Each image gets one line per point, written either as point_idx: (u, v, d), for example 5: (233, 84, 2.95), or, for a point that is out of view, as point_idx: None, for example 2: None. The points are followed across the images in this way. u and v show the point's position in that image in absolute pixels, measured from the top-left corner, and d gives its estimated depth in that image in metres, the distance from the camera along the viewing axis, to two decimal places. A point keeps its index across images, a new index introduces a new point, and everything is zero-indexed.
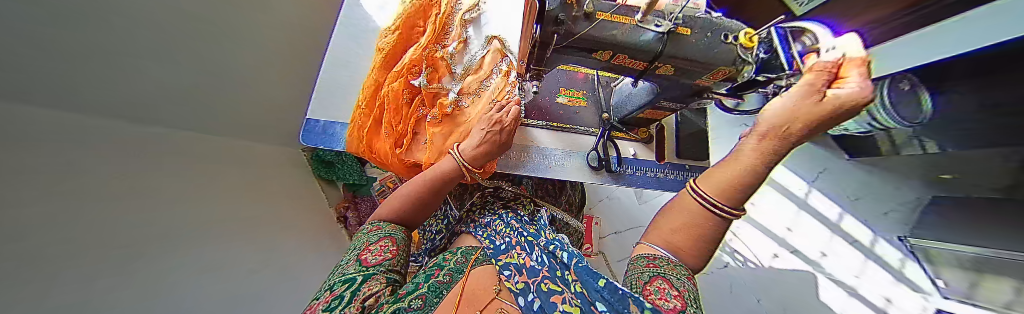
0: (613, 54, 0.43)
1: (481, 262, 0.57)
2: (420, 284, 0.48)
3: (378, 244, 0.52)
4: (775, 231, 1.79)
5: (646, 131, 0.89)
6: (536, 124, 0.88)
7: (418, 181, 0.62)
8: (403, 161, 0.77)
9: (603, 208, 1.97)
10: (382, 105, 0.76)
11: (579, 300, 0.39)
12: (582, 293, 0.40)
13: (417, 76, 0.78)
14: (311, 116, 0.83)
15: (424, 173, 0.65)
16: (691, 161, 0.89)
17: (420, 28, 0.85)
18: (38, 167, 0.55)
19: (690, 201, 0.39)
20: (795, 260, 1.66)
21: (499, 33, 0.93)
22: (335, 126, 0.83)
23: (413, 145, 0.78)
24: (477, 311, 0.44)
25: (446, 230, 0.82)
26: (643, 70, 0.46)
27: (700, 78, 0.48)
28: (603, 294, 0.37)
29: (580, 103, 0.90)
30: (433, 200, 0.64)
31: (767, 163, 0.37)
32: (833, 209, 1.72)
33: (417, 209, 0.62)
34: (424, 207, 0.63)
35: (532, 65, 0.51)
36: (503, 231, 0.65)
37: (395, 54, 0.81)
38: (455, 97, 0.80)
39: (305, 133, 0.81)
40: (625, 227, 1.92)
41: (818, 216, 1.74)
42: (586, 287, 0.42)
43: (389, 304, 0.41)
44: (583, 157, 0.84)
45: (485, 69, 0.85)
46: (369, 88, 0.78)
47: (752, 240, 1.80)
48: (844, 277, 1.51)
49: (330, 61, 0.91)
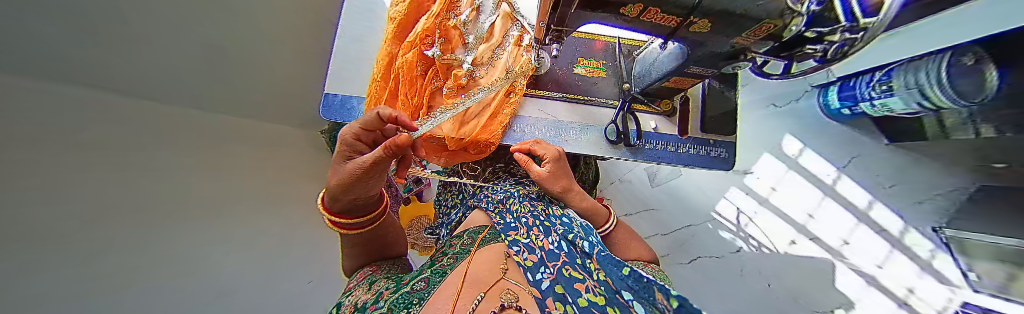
0: (644, 8, 0.39)
1: (489, 241, 0.59)
2: (425, 269, 0.55)
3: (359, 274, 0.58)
4: (793, 216, 1.72)
5: (670, 102, 0.84)
6: (551, 96, 0.86)
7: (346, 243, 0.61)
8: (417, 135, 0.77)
9: (614, 190, 1.96)
10: (396, 76, 0.75)
11: (602, 289, 0.39)
12: (605, 281, 0.42)
13: (431, 47, 0.76)
14: (327, 90, 0.84)
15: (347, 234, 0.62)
16: (716, 135, 0.84)
17: None
18: None
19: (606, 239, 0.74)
20: (812, 246, 1.62)
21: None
22: (352, 100, 0.85)
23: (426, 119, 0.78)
24: (482, 291, 0.42)
25: (461, 204, 0.83)
26: (675, 27, 0.44)
27: (740, 36, 0.45)
28: (626, 281, 0.40)
29: (599, 74, 0.88)
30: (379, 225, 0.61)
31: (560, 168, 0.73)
32: (863, 196, 1.62)
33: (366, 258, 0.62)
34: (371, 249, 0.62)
35: (553, 26, 0.49)
36: (517, 210, 0.65)
37: (408, 23, 0.79)
38: (469, 67, 0.78)
39: (324, 108, 0.82)
40: (635, 210, 1.90)
41: (846, 204, 1.65)
42: (609, 275, 0.43)
43: (388, 292, 0.48)
44: (601, 130, 0.82)
45: (498, 36, 0.83)
46: (383, 59, 0.78)
47: (769, 226, 1.74)
48: (865, 267, 1.49)
49: (343, 33, 0.91)
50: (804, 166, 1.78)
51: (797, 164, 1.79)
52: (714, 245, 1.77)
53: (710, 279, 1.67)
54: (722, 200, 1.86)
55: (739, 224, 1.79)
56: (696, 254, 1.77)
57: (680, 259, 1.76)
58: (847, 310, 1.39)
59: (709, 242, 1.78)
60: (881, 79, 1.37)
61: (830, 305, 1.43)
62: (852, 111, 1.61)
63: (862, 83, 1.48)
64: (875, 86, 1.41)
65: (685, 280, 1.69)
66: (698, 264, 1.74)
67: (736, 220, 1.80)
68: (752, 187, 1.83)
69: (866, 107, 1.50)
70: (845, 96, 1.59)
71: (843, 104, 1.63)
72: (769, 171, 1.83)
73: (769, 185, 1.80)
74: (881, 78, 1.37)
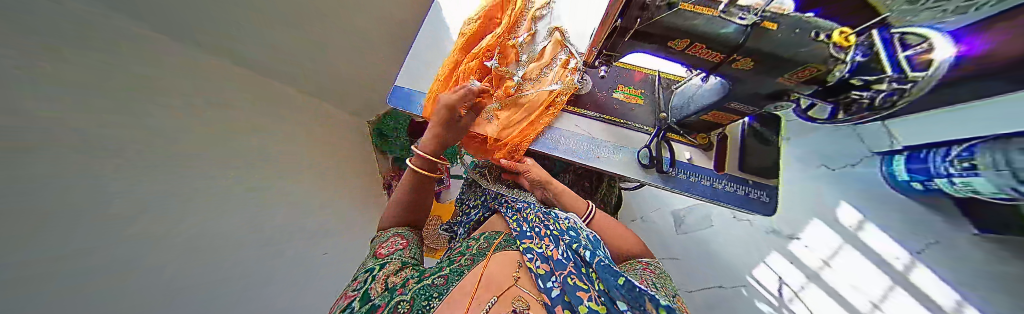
0: (690, 44, 0.44)
1: (504, 247, 0.63)
2: (444, 267, 0.60)
3: (387, 242, 0.66)
4: (854, 302, 1.45)
5: (706, 136, 0.81)
6: (589, 115, 0.88)
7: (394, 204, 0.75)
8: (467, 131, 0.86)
9: (634, 228, 1.88)
10: (456, 79, 0.87)
11: (602, 298, 0.42)
12: (602, 290, 0.43)
13: (491, 59, 0.88)
14: (398, 82, 0.97)
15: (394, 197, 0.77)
16: (756, 175, 0.79)
17: (498, 20, 0.96)
18: None
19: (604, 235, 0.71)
20: None
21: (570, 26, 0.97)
22: (415, 94, 0.96)
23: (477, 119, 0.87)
24: (495, 295, 0.47)
25: (482, 206, 0.87)
26: (719, 62, 0.47)
27: (783, 77, 0.46)
28: (619, 289, 0.41)
29: (636, 100, 0.88)
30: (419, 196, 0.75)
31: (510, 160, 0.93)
32: (948, 295, 1.31)
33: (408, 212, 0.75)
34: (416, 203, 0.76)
35: (604, 51, 0.54)
36: (533, 220, 0.67)
37: (474, 36, 0.93)
38: (519, 80, 0.88)
39: (391, 96, 0.95)
40: (656, 255, 1.78)
41: (925, 298, 1.35)
42: (606, 284, 0.43)
43: (412, 281, 0.53)
44: (633, 152, 0.82)
45: (549, 56, 0.91)
46: (449, 64, 0.92)
47: (821, 307, 1.49)
48: None
49: (420, 37, 1.05)
50: (866, 242, 1.53)
51: (856, 239, 1.56)
52: None
53: None
54: (761, 264, 1.66)
55: (781, 297, 1.57)
56: None
57: None
58: None
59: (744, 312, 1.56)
60: (963, 154, 1.20)
61: None
62: (925, 186, 1.41)
63: (936, 157, 1.32)
64: (952, 161, 1.25)
65: None
66: None
67: (778, 292, 1.58)
68: (797, 256, 1.64)
69: (943, 184, 1.32)
70: (915, 169, 1.42)
71: (914, 177, 1.44)
72: (819, 241, 1.63)
73: (820, 258, 1.59)
74: (962, 154, 1.20)
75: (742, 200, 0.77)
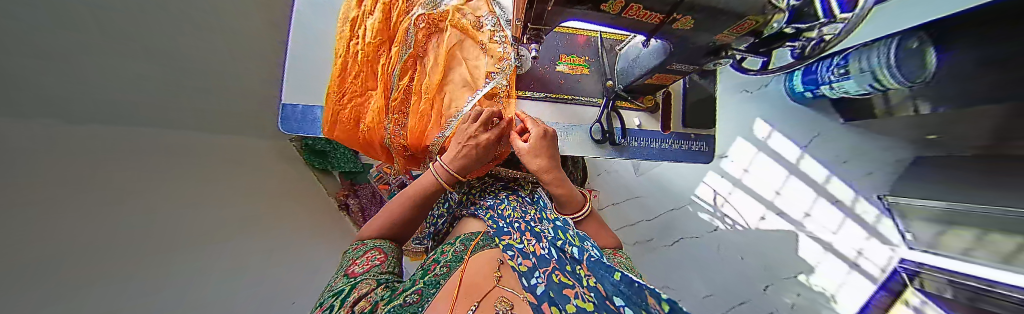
0: (625, 5, 0.32)
1: (483, 247, 0.54)
2: (417, 280, 0.46)
3: (363, 257, 0.48)
4: (764, 195, 1.83)
5: (652, 98, 0.71)
6: (533, 96, 0.70)
7: (402, 199, 0.57)
8: (423, 142, 0.66)
9: (601, 181, 1.98)
10: (355, 62, 0.64)
11: (592, 295, 0.31)
12: (595, 287, 0.33)
13: (393, 6, 0.64)
14: (286, 100, 0.73)
15: (406, 189, 0.59)
16: (697, 129, 0.73)
17: None
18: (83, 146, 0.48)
19: (592, 219, 0.64)
20: (780, 221, 1.76)
21: None
22: (317, 110, 0.74)
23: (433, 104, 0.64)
24: (475, 301, 0.38)
25: (447, 213, 0.74)
26: (658, 24, 0.36)
27: (721, 32, 0.37)
28: (619, 287, 0.30)
29: (583, 70, 0.72)
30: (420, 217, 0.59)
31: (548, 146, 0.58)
32: (823, 173, 1.79)
33: (403, 227, 0.58)
34: (413, 224, 0.59)
35: (529, 23, 0.41)
36: (509, 215, 0.58)
37: (358, 22, 0.66)
38: (462, 25, 0.65)
39: (283, 120, 0.72)
40: (621, 198, 1.96)
41: (810, 182, 1.79)
42: (601, 281, 0.34)
43: (383, 303, 0.36)
44: (586, 130, 0.69)
45: (470, 4, 0.67)
46: (342, 47, 0.66)
47: (742, 204, 1.85)
48: (825, 235, 1.70)
49: (299, 26, 0.77)
50: (773, 148, 1.89)
51: (767, 147, 1.89)
52: (696, 226, 1.88)
53: (692, 255, 1.82)
54: (701, 184, 1.94)
55: (716, 204, 1.89)
56: (680, 235, 1.87)
57: (665, 241, 1.87)
58: (808, 274, 1.63)
59: (690, 224, 1.88)
60: (840, 63, 1.42)
61: (796, 271, 1.66)
62: (814, 93, 1.72)
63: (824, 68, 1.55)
64: (834, 70, 1.47)
65: (672, 262, 1.82)
66: (682, 245, 1.85)
67: (713, 200, 1.90)
68: (725, 169, 1.92)
69: (826, 90, 1.60)
70: (808, 81, 1.68)
71: (806, 88, 1.72)
72: (742, 153, 1.92)
73: (742, 167, 1.90)
74: (840, 63, 1.42)
75: (686, 156, 0.73)
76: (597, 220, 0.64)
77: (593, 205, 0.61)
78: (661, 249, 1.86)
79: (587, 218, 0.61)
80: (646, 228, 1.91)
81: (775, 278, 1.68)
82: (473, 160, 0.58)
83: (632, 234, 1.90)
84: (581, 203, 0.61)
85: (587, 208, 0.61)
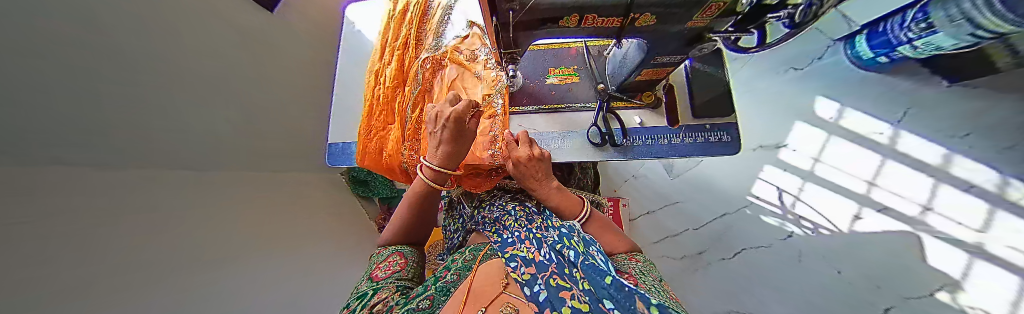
0: (580, 17, 0.35)
1: (488, 258, 0.54)
2: (429, 286, 0.47)
3: (386, 261, 0.54)
4: (852, 187, 1.46)
5: (652, 93, 0.70)
6: (528, 110, 0.73)
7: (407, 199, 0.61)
8: None
9: (630, 188, 1.85)
10: (377, 103, 0.77)
11: (586, 297, 0.31)
12: (588, 290, 0.33)
13: (406, 53, 0.78)
14: (332, 140, 0.89)
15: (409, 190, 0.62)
16: (712, 118, 0.67)
17: (404, 19, 0.82)
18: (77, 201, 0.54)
19: (596, 215, 0.62)
20: (884, 219, 1.35)
21: (473, 13, 0.84)
22: (352, 145, 0.88)
23: None
24: (482, 308, 0.39)
25: (461, 228, 0.77)
26: (620, 26, 0.37)
27: (691, 20, 0.36)
28: (607, 290, 0.30)
29: (573, 79, 0.74)
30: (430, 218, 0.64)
31: (533, 161, 0.61)
32: (935, 151, 1.36)
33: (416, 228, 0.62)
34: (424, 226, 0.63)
35: (502, 49, 0.45)
36: (511, 225, 0.59)
37: (379, 71, 0.80)
38: (463, 58, 0.76)
39: (330, 155, 0.88)
40: (657, 205, 1.79)
41: (917, 164, 1.38)
42: (593, 284, 0.33)
43: (399, 307, 0.41)
44: (583, 135, 0.69)
45: (466, 43, 0.79)
46: (368, 93, 0.80)
47: (824, 203, 1.50)
48: (965, 235, 1.22)
49: (340, 81, 0.95)
50: (847, 128, 1.56)
51: (838, 128, 1.58)
52: (760, 232, 1.58)
53: (761, 270, 1.51)
54: (758, 181, 1.66)
55: (783, 204, 1.58)
56: (742, 245, 1.58)
57: (722, 253, 1.60)
58: (954, 292, 1.17)
59: (750, 230, 1.60)
60: (918, 17, 1.18)
61: (930, 288, 1.22)
62: (890, 57, 1.42)
63: (894, 25, 1.30)
64: (909, 26, 1.22)
65: (734, 280, 1.54)
66: (745, 257, 1.56)
67: (778, 200, 1.60)
68: (788, 161, 1.63)
69: (906, 49, 1.32)
70: (877, 44, 1.41)
71: (877, 52, 1.44)
72: (807, 140, 1.63)
73: (811, 156, 1.59)
74: (918, 16, 1.18)
75: (704, 149, 0.66)
76: (601, 222, 0.60)
77: (593, 208, 0.60)
78: (719, 263, 1.59)
79: (590, 220, 0.60)
80: (694, 238, 1.67)
81: (890, 299, 1.25)
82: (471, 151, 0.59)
83: (677, 247, 1.68)
84: (580, 206, 0.61)
85: (587, 211, 0.59)
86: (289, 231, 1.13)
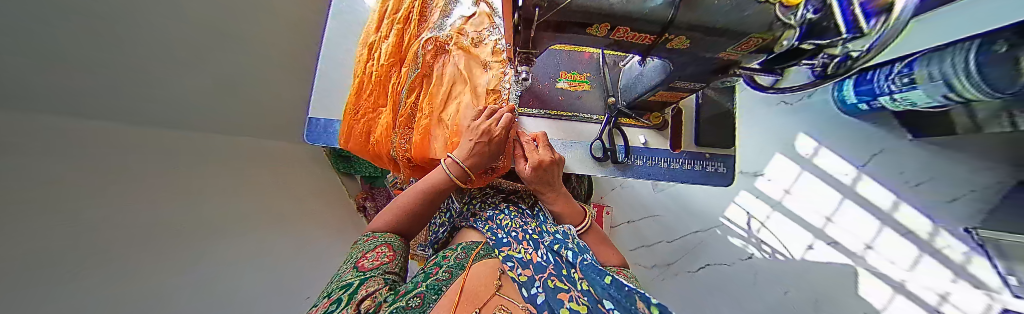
0: (611, 27, 0.31)
1: (483, 257, 0.50)
2: (419, 283, 0.42)
3: (373, 251, 0.46)
4: (811, 221, 1.56)
5: (660, 115, 0.68)
6: (532, 114, 0.70)
7: (411, 193, 0.57)
8: (426, 154, 0.67)
9: (615, 196, 1.90)
10: (368, 82, 0.70)
11: (586, 298, 0.32)
12: (589, 292, 0.33)
13: (405, 30, 0.71)
14: (312, 115, 0.81)
15: (417, 184, 0.59)
16: (713, 147, 0.68)
17: None
18: (35, 144, 0.48)
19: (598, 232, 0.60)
20: (831, 252, 1.45)
21: None
22: (336, 123, 0.81)
23: (443, 110, 0.69)
24: (476, 308, 0.35)
25: (448, 223, 0.74)
26: (651, 44, 0.34)
27: (724, 50, 0.33)
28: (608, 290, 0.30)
29: (584, 87, 0.71)
30: (429, 214, 0.58)
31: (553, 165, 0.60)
32: (885, 196, 1.47)
33: (413, 220, 0.56)
34: (422, 219, 0.58)
35: (519, 48, 0.41)
36: (507, 225, 0.56)
37: (374, 45, 0.73)
38: (466, 43, 0.71)
39: (309, 132, 0.80)
40: (638, 216, 1.84)
41: (871, 207, 1.48)
42: (592, 284, 0.35)
43: (387, 305, 0.35)
44: (586, 147, 0.68)
45: (471, 27, 0.73)
46: (358, 69, 0.72)
47: (784, 231, 1.61)
48: (892, 272, 1.28)
49: (327, 49, 0.86)
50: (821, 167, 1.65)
51: (813, 166, 1.66)
52: (724, 251, 1.68)
53: (721, 286, 1.60)
54: (731, 204, 1.76)
55: (749, 228, 1.68)
56: (706, 261, 1.68)
57: (687, 267, 1.70)
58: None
59: (717, 249, 1.69)
60: (902, 71, 1.19)
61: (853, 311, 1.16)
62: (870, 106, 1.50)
63: (880, 76, 1.32)
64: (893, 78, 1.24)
65: (696, 290, 1.61)
66: (708, 273, 1.65)
67: (746, 224, 1.70)
68: (762, 190, 1.72)
69: (885, 101, 1.38)
70: (862, 91, 1.47)
71: (860, 99, 1.51)
72: (782, 172, 1.71)
73: (782, 187, 1.68)
74: (902, 71, 1.19)
75: (700, 178, 0.68)
76: (599, 235, 0.60)
77: (593, 219, 0.60)
78: (683, 275, 1.69)
79: (590, 230, 0.60)
80: (666, 250, 1.76)
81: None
82: (486, 156, 0.60)
83: (651, 256, 1.76)
84: (581, 217, 0.61)
85: (587, 222, 0.60)
86: (276, 200, 1.07)
